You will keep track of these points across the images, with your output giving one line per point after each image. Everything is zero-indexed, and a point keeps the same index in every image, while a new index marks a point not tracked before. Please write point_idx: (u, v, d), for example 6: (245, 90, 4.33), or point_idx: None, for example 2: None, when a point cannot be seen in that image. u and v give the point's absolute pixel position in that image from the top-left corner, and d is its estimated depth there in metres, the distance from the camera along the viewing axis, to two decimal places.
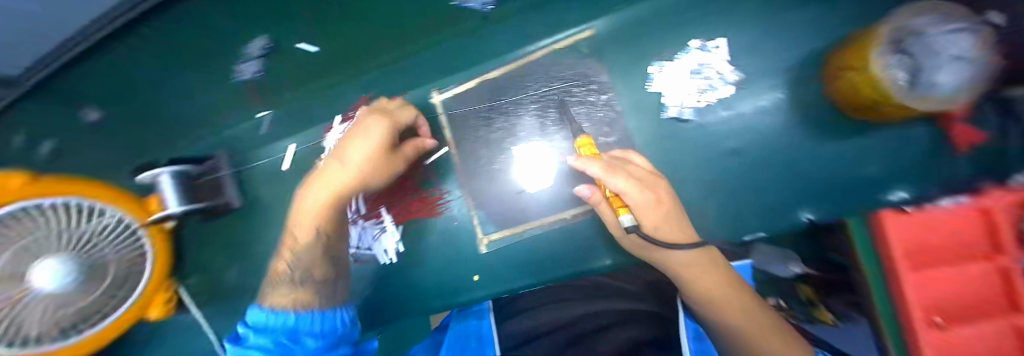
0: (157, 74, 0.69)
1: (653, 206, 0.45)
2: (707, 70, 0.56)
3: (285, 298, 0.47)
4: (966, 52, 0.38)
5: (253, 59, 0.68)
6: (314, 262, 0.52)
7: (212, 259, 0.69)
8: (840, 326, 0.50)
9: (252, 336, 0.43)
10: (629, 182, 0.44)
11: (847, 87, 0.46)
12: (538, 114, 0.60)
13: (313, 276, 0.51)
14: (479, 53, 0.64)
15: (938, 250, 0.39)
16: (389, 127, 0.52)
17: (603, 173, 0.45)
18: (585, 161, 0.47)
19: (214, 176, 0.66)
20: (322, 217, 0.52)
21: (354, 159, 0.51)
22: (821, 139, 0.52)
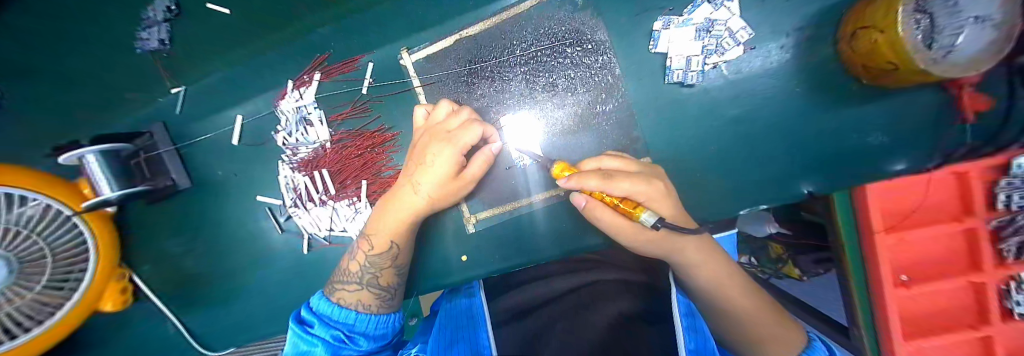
0: (105, 49, 0.65)
1: (658, 196, 0.39)
2: (717, 28, 0.48)
3: (354, 297, 0.47)
4: (987, 12, 0.34)
5: (156, 24, 0.62)
6: (383, 269, 0.48)
7: (169, 245, 0.62)
8: (802, 278, 0.62)
9: (316, 326, 0.44)
10: (632, 180, 0.37)
11: (864, 48, 0.41)
12: (526, 78, 0.54)
13: (378, 281, 0.48)
14: (455, 5, 0.55)
15: (916, 213, 0.40)
16: (460, 151, 0.43)
17: (604, 185, 0.36)
18: (580, 179, 0.36)
19: (152, 154, 0.57)
20: (399, 231, 0.47)
21: (423, 187, 0.45)
22: (828, 107, 0.48)
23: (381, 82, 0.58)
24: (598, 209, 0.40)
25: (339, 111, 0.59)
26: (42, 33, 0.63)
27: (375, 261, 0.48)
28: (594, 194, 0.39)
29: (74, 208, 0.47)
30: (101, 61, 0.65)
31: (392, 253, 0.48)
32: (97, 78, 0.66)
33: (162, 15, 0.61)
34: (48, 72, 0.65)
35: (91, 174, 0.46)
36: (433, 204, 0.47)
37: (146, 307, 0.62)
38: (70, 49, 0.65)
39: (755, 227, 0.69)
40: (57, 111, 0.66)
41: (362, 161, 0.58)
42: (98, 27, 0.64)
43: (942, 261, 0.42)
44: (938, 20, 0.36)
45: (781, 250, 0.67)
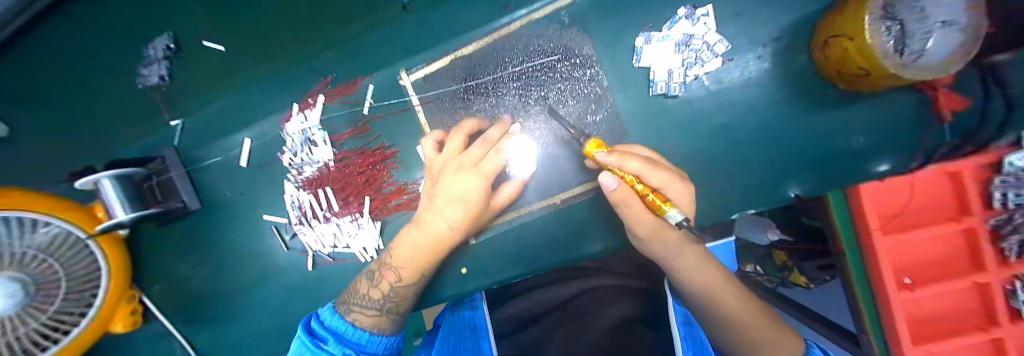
0: (119, 78, 0.69)
1: (688, 199, 0.42)
2: (695, 41, 0.51)
3: (370, 320, 0.48)
4: (948, 18, 0.37)
5: (158, 61, 0.67)
6: (399, 296, 0.49)
7: (177, 265, 0.64)
8: (810, 286, 0.64)
9: (330, 342, 0.44)
10: (672, 175, 0.40)
11: (837, 54, 0.42)
12: (519, 93, 0.56)
13: (391, 306, 0.49)
14: (450, 29, 0.59)
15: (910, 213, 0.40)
16: (486, 177, 0.44)
17: (644, 169, 0.39)
18: (623, 156, 0.38)
19: (163, 177, 0.59)
20: (429, 259, 0.48)
21: (456, 217, 0.46)
22: (810, 111, 0.50)
23: (381, 102, 0.61)
24: (624, 193, 0.40)
25: (340, 131, 0.61)
26: (72, 67, 0.69)
27: (398, 291, 0.49)
28: (627, 178, 0.40)
29: (86, 231, 0.49)
30: (116, 89, 0.69)
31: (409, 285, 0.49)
32: (111, 105, 0.70)
33: (162, 53, 0.67)
34: (73, 102, 0.70)
35: (106, 198, 0.48)
36: (458, 234, 0.48)
37: (152, 328, 0.63)
38: (93, 81, 0.70)
39: (754, 233, 0.68)
40: (75, 137, 0.70)
41: (365, 177, 0.60)
42: (119, 59, 0.69)
43: (943, 260, 0.41)
44: (908, 26, 0.38)
45: (787, 257, 0.65)
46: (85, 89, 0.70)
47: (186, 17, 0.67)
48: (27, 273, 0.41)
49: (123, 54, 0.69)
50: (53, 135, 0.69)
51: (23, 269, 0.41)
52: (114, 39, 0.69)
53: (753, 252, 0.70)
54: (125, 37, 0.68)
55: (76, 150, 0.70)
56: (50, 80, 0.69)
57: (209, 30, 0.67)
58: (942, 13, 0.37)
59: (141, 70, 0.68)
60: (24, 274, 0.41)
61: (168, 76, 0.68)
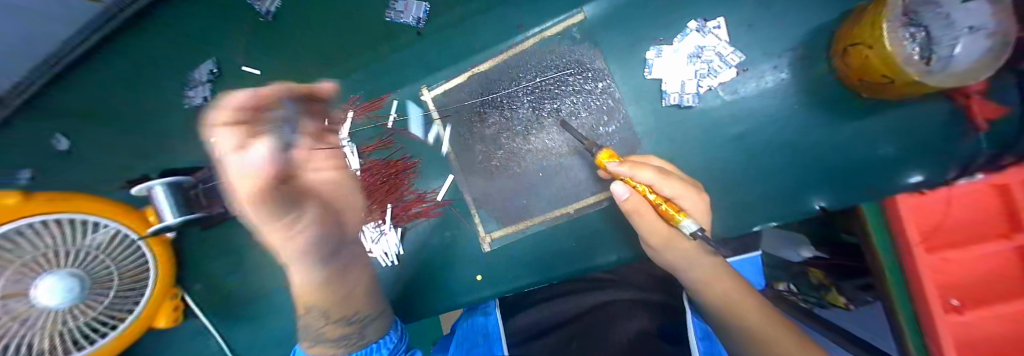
0: (173, 95, 0.77)
1: (702, 209, 0.41)
2: (707, 53, 0.52)
3: (313, 348, 0.44)
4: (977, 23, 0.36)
5: (202, 85, 0.74)
6: (324, 326, 0.46)
7: (216, 266, 0.69)
8: (850, 307, 0.57)
9: None
10: (682, 185, 0.40)
11: (858, 62, 0.42)
12: (533, 106, 0.58)
13: (327, 335, 0.45)
14: (467, 47, 0.62)
15: (953, 229, 0.37)
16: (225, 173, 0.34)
17: (657, 179, 0.39)
18: (634, 167, 0.39)
19: (209, 185, 0.63)
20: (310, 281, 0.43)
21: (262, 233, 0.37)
22: (831, 121, 0.49)
23: (405, 115, 0.64)
24: (638, 201, 0.42)
25: (366, 143, 0.64)
26: (135, 87, 0.78)
27: (312, 321, 0.46)
28: (639, 188, 0.41)
29: (139, 232, 0.54)
30: (170, 105, 0.77)
31: (318, 313, 0.45)
32: (164, 119, 0.77)
33: (206, 77, 0.73)
34: (133, 117, 0.78)
35: (158, 203, 0.54)
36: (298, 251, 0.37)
37: (192, 325, 0.68)
38: (151, 98, 0.78)
39: (789, 249, 0.67)
40: (133, 148, 0.78)
41: (386, 187, 0.62)
42: (174, 82, 0.77)
43: (990, 280, 0.37)
44: (935, 32, 0.38)
45: (824, 276, 0.61)
46: (143, 106, 0.78)
47: (232, 41, 0.74)
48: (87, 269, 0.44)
49: (177, 75, 0.77)
50: (115, 146, 0.78)
51: (85, 265, 0.44)
52: (170, 61, 0.77)
53: (788, 268, 0.67)
54: (181, 58, 0.77)
55: (133, 159, 0.78)
56: (114, 98, 0.78)
57: (250, 51, 0.74)
58: (969, 19, 0.36)
59: (190, 90, 0.76)
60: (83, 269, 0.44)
61: (210, 98, 0.75)
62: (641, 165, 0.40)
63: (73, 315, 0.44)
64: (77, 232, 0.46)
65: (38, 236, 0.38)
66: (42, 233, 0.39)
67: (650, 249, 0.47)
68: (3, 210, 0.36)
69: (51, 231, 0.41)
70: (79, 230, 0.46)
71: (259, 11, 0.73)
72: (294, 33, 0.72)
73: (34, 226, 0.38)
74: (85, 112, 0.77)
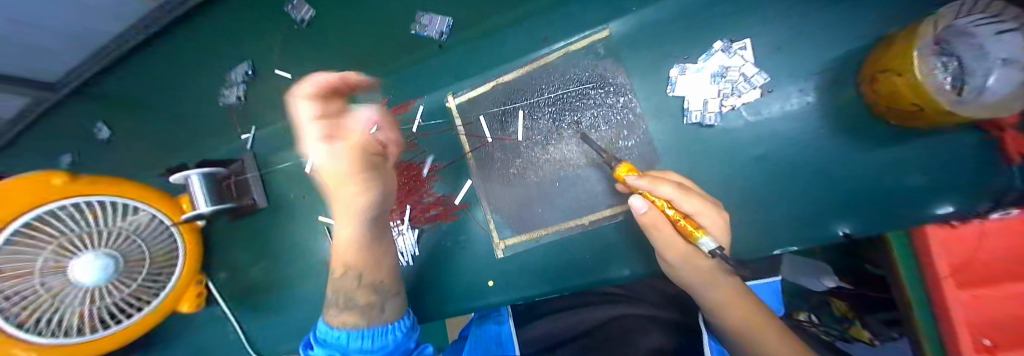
0: (211, 91, 0.82)
1: (721, 227, 0.41)
2: (731, 73, 0.53)
3: (341, 319, 0.48)
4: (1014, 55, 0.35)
5: (238, 84, 0.79)
6: (355, 290, 0.50)
7: (239, 256, 0.72)
8: (874, 343, 0.55)
9: (317, 349, 0.46)
10: (702, 202, 0.40)
11: (887, 89, 0.41)
12: (554, 117, 0.60)
13: (356, 301, 0.49)
14: (493, 57, 0.64)
15: (1007, 264, 0.33)
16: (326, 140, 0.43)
17: (677, 194, 0.39)
18: (654, 181, 0.39)
19: (241, 177, 0.69)
20: (357, 240, 0.49)
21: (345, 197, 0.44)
22: (858, 146, 0.49)
23: (430, 121, 0.67)
24: (656, 217, 0.41)
25: None
26: (179, 82, 0.83)
27: (344, 283, 0.50)
28: (659, 203, 0.41)
29: (171, 218, 0.57)
30: (208, 100, 0.82)
31: (353, 275, 0.50)
32: (201, 112, 0.82)
33: (242, 78, 0.78)
34: (175, 110, 0.84)
35: (193, 191, 0.57)
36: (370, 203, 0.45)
37: (213, 311, 0.71)
38: (191, 93, 0.83)
39: (808, 278, 0.64)
40: (175, 139, 0.83)
41: (408, 188, 0.66)
42: (212, 78, 0.82)
43: None
44: (968, 64, 0.37)
45: (848, 310, 0.59)
46: (185, 99, 0.83)
47: (269, 42, 0.79)
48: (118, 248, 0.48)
49: (216, 71, 0.82)
50: (161, 138, 0.84)
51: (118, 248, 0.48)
52: (210, 58, 0.82)
53: (806, 300, 0.65)
54: (220, 56, 0.82)
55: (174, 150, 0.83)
56: (162, 92, 0.84)
57: (285, 52, 0.78)
58: (1002, 49, 0.34)
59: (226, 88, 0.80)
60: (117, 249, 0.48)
61: (243, 96, 0.78)
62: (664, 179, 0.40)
63: (104, 293, 0.49)
64: (114, 216, 0.50)
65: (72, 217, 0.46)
66: (76, 213, 0.46)
67: (667, 264, 0.47)
68: (50, 191, 0.45)
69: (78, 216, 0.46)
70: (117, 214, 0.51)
71: (294, 19, 0.76)
72: (325, 38, 0.76)
73: (77, 205, 0.47)
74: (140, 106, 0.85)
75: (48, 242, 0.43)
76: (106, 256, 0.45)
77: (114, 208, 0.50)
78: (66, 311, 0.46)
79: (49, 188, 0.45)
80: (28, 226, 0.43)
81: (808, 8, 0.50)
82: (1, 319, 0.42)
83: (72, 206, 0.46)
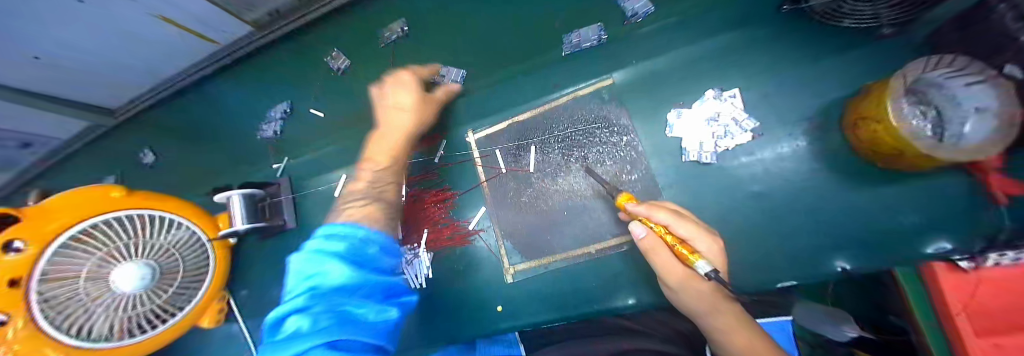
0: (246, 118, 0.88)
1: (717, 254, 0.43)
2: (723, 118, 0.59)
3: (357, 213, 0.50)
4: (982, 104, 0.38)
5: (276, 121, 0.83)
6: (387, 186, 0.59)
7: (261, 275, 0.76)
8: None
9: (330, 241, 0.39)
10: (694, 228, 0.44)
11: (869, 135, 0.45)
12: (563, 152, 0.65)
13: (385, 197, 0.57)
14: (508, 98, 0.72)
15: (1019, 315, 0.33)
16: (413, 72, 0.65)
17: (673, 220, 0.43)
18: (651, 208, 0.44)
19: (275, 199, 0.74)
20: (398, 148, 0.62)
21: (405, 104, 0.62)
22: (850, 186, 0.52)
23: (451, 152, 0.73)
24: (653, 241, 0.45)
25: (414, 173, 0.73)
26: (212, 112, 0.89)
27: (382, 178, 0.60)
28: (656, 229, 0.44)
29: (209, 234, 0.63)
30: (243, 128, 0.88)
31: (389, 172, 0.61)
32: (237, 138, 0.89)
33: (280, 115, 0.83)
34: (211, 136, 0.90)
35: (232, 211, 0.62)
36: (417, 122, 0.64)
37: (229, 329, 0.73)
38: (224, 122, 0.88)
39: (829, 326, 0.56)
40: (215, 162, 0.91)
41: (426, 213, 0.71)
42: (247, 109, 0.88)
43: None
44: (947, 111, 0.43)
45: None
46: (219, 127, 0.89)
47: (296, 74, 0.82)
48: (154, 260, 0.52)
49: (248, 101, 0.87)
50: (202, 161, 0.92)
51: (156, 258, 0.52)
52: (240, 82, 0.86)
53: (829, 350, 0.56)
54: (248, 81, 0.86)
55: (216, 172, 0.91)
56: (198, 118, 0.90)
57: (312, 84, 0.82)
58: (974, 100, 0.39)
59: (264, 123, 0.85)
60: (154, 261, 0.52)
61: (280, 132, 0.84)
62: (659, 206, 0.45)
63: (140, 301, 0.52)
64: (158, 230, 0.55)
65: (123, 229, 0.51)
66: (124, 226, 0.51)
67: (669, 289, 0.49)
68: (112, 202, 0.51)
69: (129, 227, 0.52)
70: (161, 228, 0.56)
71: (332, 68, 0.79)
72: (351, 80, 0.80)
73: (122, 219, 0.51)
74: (181, 131, 0.91)
75: (101, 252, 0.48)
76: (147, 265, 0.50)
77: (163, 223, 0.56)
78: (97, 317, 0.48)
79: (106, 199, 0.51)
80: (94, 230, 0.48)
81: (790, 66, 0.57)
82: (39, 315, 0.44)
83: (124, 219, 0.51)
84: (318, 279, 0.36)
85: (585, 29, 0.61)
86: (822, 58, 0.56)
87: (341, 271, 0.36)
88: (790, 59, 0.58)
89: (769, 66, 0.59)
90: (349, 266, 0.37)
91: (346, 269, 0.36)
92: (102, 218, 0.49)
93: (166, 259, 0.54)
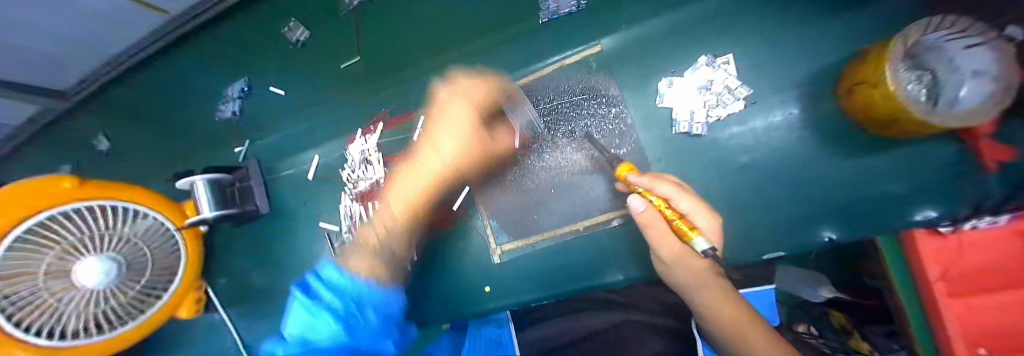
0: (201, 97, 0.79)
1: (716, 229, 0.41)
2: (716, 86, 0.55)
3: (363, 265, 0.42)
4: (982, 67, 0.36)
5: (233, 100, 0.76)
6: (394, 234, 0.50)
7: (243, 261, 0.75)
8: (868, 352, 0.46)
9: (323, 293, 0.37)
10: (694, 202, 0.41)
11: (863, 101, 0.43)
12: (551, 126, 0.62)
13: (393, 251, 0.48)
14: (492, 69, 0.67)
15: (980, 279, 0.34)
16: (478, 105, 0.52)
17: (675, 193, 0.41)
18: (654, 179, 0.42)
19: (246, 184, 0.70)
20: (426, 194, 0.55)
21: (445, 150, 0.53)
22: (841, 155, 0.50)
23: None
24: (651, 215, 0.42)
25: (392, 153, 0.69)
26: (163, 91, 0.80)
27: (392, 235, 0.50)
28: (655, 202, 0.42)
29: (176, 223, 0.60)
30: (196, 107, 0.79)
31: (405, 219, 0.53)
32: (193, 119, 0.81)
33: (238, 94, 0.75)
34: (166, 117, 0.82)
35: (199, 197, 0.58)
36: (453, 169, 0.56)
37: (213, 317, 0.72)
38: (178, 102, 0.80)
39: (809, 289, 0.60)
40: (173, 146, 0.83)
41: None
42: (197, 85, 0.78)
43: None
44: (943, 77, 0.39)
45: (847, 322, 0.52)
46: (172, 106, 0.81)
47: (250, 47, 0.73)
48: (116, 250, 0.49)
49: (198, 78, 0.77)
50: (160, 146, 0.84)
51: (122, 250, 0.50)
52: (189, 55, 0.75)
53: (807, 311, 0.58)
54: (197, 52, 0.75)
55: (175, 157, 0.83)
56: (149, 98, 0.81)
57: (268, 58, 0.73)
58: (973, 62, 0.36)
59: (220, 102, 0.77)
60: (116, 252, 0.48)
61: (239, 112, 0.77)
62: (663, 179, 0.43)
63: (107, 297, 0.49)
64: (120, 221, 0.51)
65: (81, 220, 0.47)
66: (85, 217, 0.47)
67: (662, 265, 0.48)
68: (67, 193, 0.46)
69: (89, 218, 0.47)
70: (122, 219, 0.52)
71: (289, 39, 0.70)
72: (313, 54, 0.71)
73: (83, 209, 0.47)
74: (132, 113, 0.83)
75: (62, 246, 0.44)
76: (109, 259, 0.46)
77: (124, 213, 0.53)
78: (68, 317, 0.45)
79: (56, 190, 0.45)
80: (52, 223, 0.44)
81: (788, 27, 0.54)
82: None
83: (81, 210, 0.47)
84: (311, 334, 0.33)
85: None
86: (824, 17, 0.51)
87: (328, 327, 0.33)
88: (790, 19, 0.53)
89: (766, 28, 0.55)
90: (337, 325, 0.33)
91: (334, 329, 0.33)
92: (60, 209, 0.45)
93: (134, 251, 0.51)
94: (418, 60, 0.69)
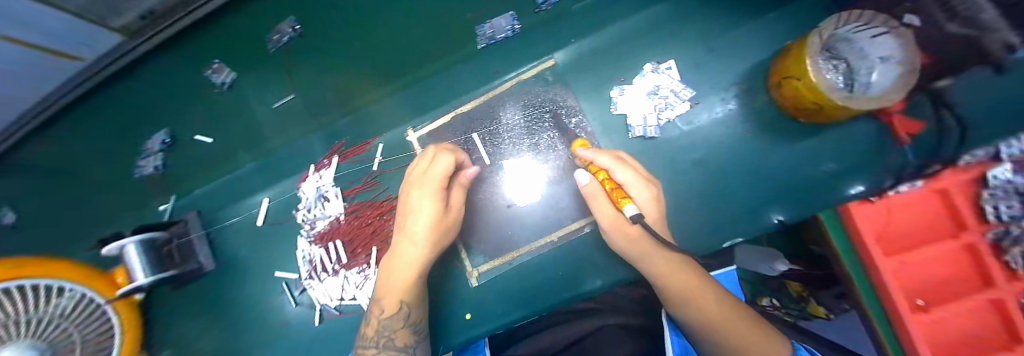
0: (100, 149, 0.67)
1: (650, 195, 0.46)
2: (663, 90, 0.58)
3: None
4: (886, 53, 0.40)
5: (153, 153, 0.67)
6: (398, 330, 0.49)
7: (193, 323, 0.69)
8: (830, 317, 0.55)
9: None
10: (629, 173, 0.47)
11: (791, 92, 0.47)
12: (513, 142, 0.62)
13: (395, 342, 0.48)
14: (450, 91, 0.66)
15: (900, 237, 0.40)
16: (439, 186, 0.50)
17: (613, 164, 0.47)
18: (595, 152, 0.48)
19: (185, 239, 0.65)
20: (413, 288, 0.50)
21: (417, 236, 0.51)
22: (776, 143, 0.54)
23: (390, 157, 0.68)
24: (596, 189, 0.48)
25: (351, 186, 0.68)
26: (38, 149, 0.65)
27: (387, 321, 0.49)
28: (600, 176, 0.47)
29: (106, 296, 0.52)
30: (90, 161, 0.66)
31: (404, 311, 0.49)
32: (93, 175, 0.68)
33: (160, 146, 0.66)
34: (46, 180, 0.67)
35: (130, 262, 0.52)
36: (432, 251, 0.52)
37: None
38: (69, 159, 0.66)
39: (763, 264, 0.64)
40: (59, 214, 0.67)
41: (373, 228, 0.65)
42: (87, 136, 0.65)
43: (944, 280, 0.39)
44: (854, 64, 0.44)
45: (802, 289, 0.58)
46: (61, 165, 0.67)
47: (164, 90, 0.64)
48: (49, 340, 0.43)
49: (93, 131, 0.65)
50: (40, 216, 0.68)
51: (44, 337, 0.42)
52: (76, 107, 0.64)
53: (766, 284, 0.64)
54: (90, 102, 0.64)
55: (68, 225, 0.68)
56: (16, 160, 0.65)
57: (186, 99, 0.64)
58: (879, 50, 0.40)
59: (137, 159, 0.67)
60: (45, 341, 0.42)
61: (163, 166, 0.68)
62: (601, 153, 0.48)
63: None
64: (39, 302, 0.44)
65: None
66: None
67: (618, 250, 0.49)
68: None
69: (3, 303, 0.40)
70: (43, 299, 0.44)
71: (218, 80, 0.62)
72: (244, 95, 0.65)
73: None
74: None
75: None
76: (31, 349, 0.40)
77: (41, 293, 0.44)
78: None
79: None
80: None
81: (720, 29, 0.57)
82: None
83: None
84: None
85: (497, 19, 0.58)
86: (748, 19, 0.56)
87: None
88: (720, 23, 0.57)
89: (701, 31, 0.58)
90: None
91: None
92: None
93: (60, 335, 0.44)
94: (368, 87, 0.66)
